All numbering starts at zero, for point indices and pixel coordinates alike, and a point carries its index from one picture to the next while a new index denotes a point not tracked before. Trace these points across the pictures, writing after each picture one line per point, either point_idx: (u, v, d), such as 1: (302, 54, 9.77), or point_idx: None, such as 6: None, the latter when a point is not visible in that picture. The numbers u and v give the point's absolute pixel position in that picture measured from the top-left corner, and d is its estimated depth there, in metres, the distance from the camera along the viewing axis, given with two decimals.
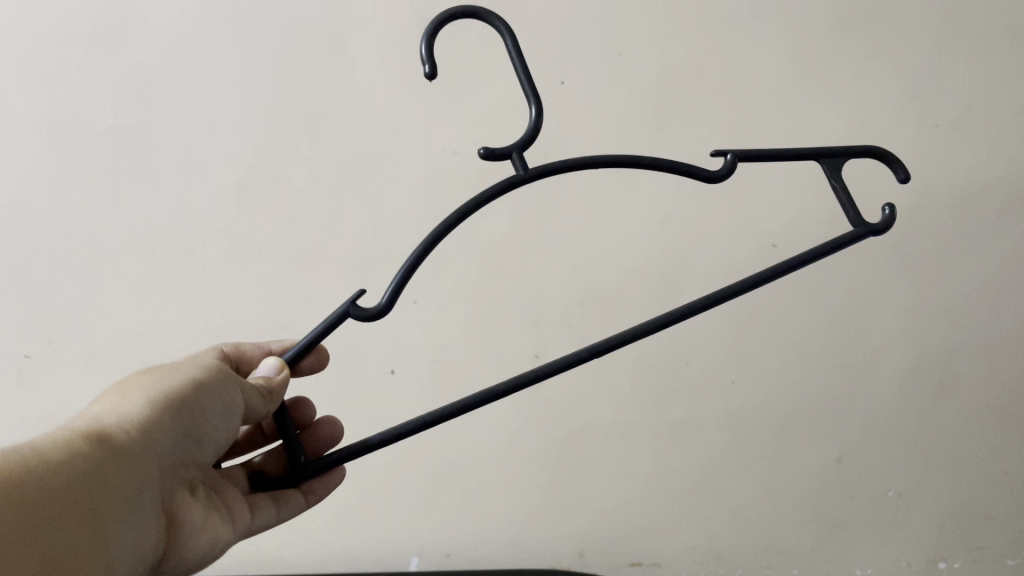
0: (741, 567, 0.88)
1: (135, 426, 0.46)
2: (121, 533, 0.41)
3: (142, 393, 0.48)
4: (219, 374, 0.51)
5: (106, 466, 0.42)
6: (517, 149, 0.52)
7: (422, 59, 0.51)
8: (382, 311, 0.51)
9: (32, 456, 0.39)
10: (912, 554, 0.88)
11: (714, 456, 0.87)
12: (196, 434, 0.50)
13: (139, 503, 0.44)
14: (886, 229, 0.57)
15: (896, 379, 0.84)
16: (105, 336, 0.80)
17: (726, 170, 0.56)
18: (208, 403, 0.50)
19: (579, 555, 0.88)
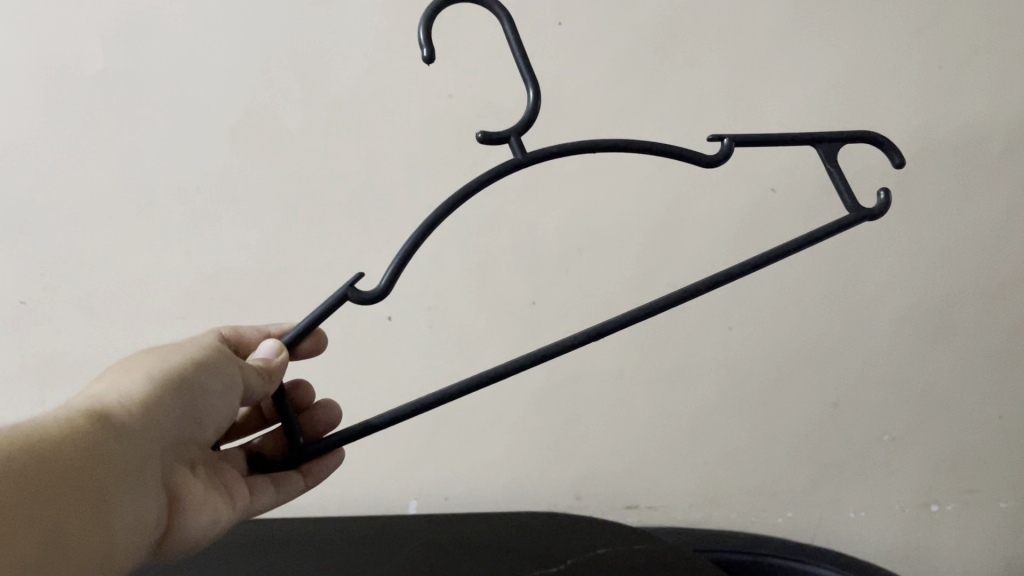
0: (737, 510, 0.92)
1: (135, 403, 0.45)
2: (125, 506, 0.41)
3: (141, 373, 0.48)
4: (218, 355, 0.52)
5: (105, 441, 0.41)
6: (516, 132, 0.51)
7: (420, 43, 0.49)
8: (381, 294, 0.50)
9: (32, 436, 0.38)
10: (906, 497, 0.91)
11: (710, 401, 0.87)
12: (195, 411, 0.50)
13: (142, 476, 0.43)
14: (882, 212, 0.55)
15: (894, 324, 0.83)
16: (108, 279, 0.82)
17: (722, 154, 0.54)
18: (207, 381, 0.51)
19: (576, 497, 0.92)
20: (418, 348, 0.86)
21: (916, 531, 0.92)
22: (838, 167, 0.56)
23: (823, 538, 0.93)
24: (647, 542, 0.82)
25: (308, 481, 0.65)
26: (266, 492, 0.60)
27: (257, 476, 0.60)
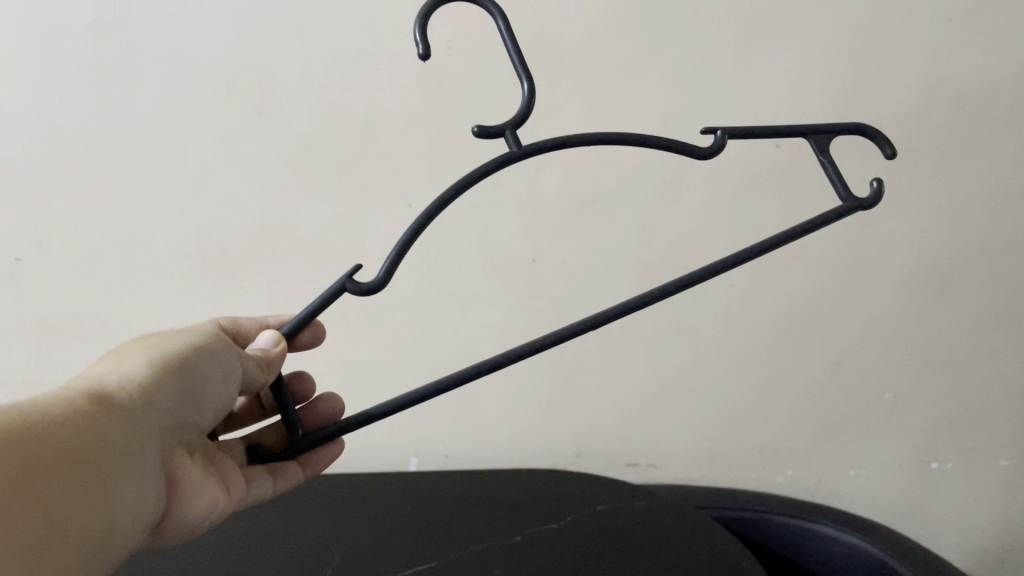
0: (737, 467, 0.94)
1: (137, 385, 0.45)
2: (125, 490, 0.40)
3: (143, 356, 0.47)
4: (219, 343, 0.52)
5: (108, 424, 0.40)
6: (511, 127, 0.50)
7: (415, 39, 0.48)
8: (377, 286, 0.50)
9: (35, 418, 0.38)
10: (905, 455, 0.91)
11: (710, 359, 0.87)
12: (197, 396, 0.50)
13: (143, 459, 0.43)
14: (874, 203, 0.55)
15: (897, 282, 0.82)
16: (105, 235, 0.81)
17: (716, 146, 0.54)
18: (209, 366, 0.50)
19: (577, 455, 0.93)
20: (417, 306, 0.85)
21: (915, 486, 0.93)
22: (830, 160, 0.56)
23: (822, 494, 0.94)
24: (646, 498, 0.82)
25: (305, 471, 0.64)
26: (263, 481, 0.59)
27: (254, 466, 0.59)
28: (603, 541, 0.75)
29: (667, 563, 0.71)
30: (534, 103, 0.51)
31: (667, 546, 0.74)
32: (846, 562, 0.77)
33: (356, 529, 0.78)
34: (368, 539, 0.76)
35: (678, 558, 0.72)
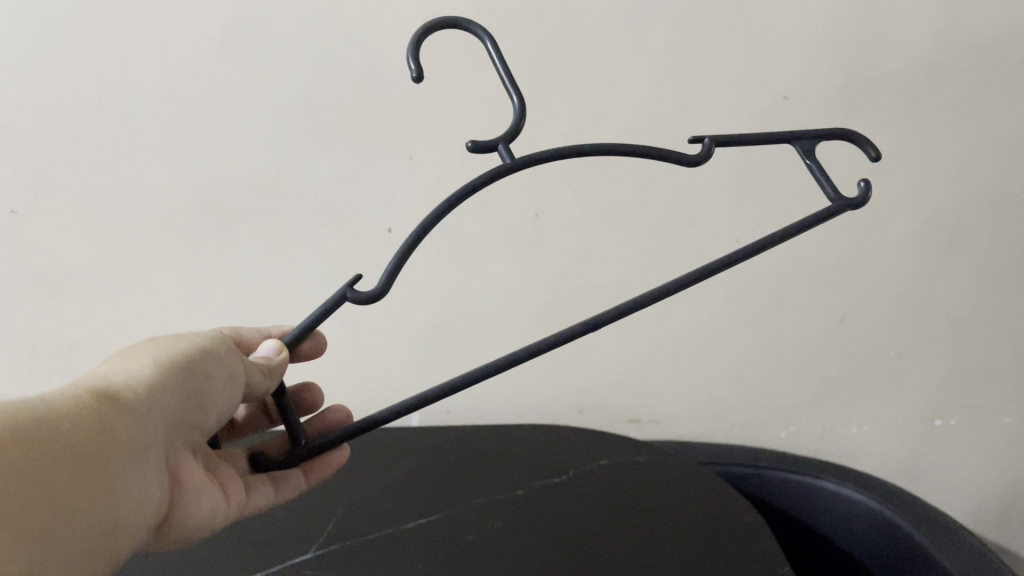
0: (739, 422, 0.94)
1: (143, 386, 0.45)
2: (128, 487, 0.41)
3: (149, 356, 0.48)
4: (223, 346, 0.52)
5: (111, 422, 0.41)
6: (504, 142, 0.48)
7: (409, 63, 0.47)
8: (377, 296, 0.47)
9: (40, 416, 0.38)
10: (908, 412, 0.91)
11: (714, 316, 0.86)
12: (200, 396, 0.49)
13: (146, 453, 0.43)
14: (863, 202, 0.51)
15: (904, 239, 0.81)
16: (94, 191, 0.78)
17: (705, 153, 0.50)
18: (214, 368, 0.50)
19: (580, 411, 0.93)
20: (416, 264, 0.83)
21: (919, 441, 0.93)
22: (817, 162, 0.53)
23: (826, 448, 0.95)
24: (649, 454, 0.82)
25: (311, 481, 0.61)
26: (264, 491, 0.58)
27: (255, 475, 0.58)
28: (605, 497, 0.75)
29: (669, 519, 0.71)
30: (528, 115, 0.49)
31: (669, 502, 0.74)
32: (846, 516, 0.78)
33: (358, 485, 0.78)
34: (371, 494, 0.77)
35: (680, 514, 0.72)
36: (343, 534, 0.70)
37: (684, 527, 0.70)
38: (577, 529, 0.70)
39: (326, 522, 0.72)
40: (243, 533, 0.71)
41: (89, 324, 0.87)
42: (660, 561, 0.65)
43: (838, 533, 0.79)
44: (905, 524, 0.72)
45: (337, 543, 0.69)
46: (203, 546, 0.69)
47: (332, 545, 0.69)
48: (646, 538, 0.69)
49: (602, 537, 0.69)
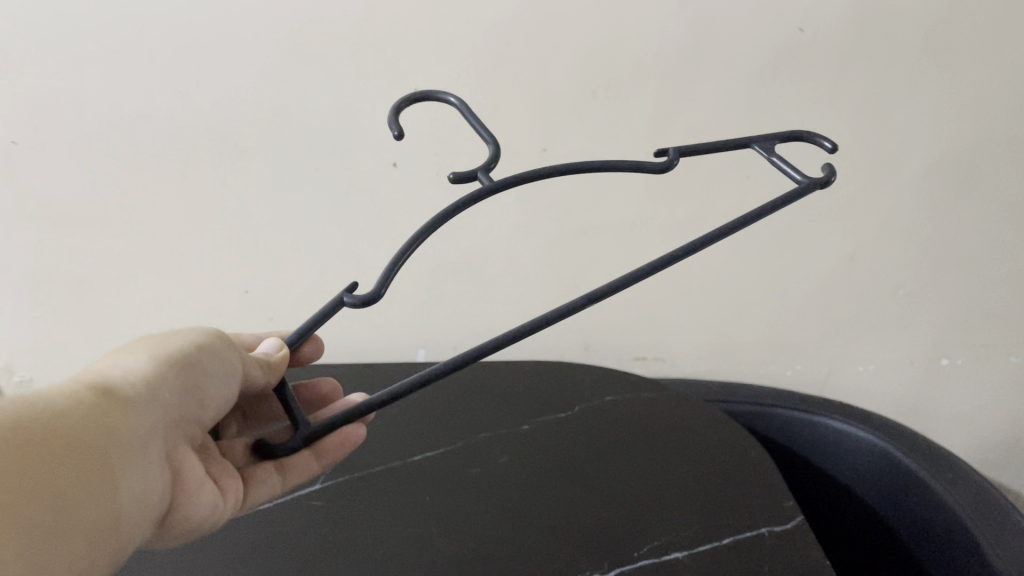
0: (745, 361, 0.94)
1: (141, 380, 0.44)
2: (130, 480, 0.40)
3: (145, 352, 0.47)
4: (220, 342, 0.51)
5: (110, 417, 0.40)
6: (485, 167, 0.50)
7: (390, 123, 0.51)
8: (374, 298, 0.46)
9: (38, 411, 0.37)
10: (914, 352, 0.91)
11: (723, 254, 0.85)
12: (198, 393, 0.49)
13: (148, 451, 0.42)
14: (829, 180, 0.50)
15: (917, 177, 0.80)
16: (94, 124, 0.76)
17: (669, 163, 0.51)
18: (211, 363, 0.50)
19: (585, 348, 0.93)
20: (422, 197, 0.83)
21: (925, 380, 0.93)
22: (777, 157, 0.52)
23: (831, 386, 0.95)
24: (654, 390, 0.82)
25: (322, 462, 0.60)
26: (262, 486, 0.57)
27: (257, 466, 0.58)
28: (609, 432, 0.75)
29: (673, 455, 0.72)
30: (501, 154, 0.51)
31: (673, 438, 0.74)
32: (851, 456, 0.78)
33: None
34: (376, 427, 0.77)
35: (683, 450, 0.72)
36: (349, 466, 0.71)
37: (687, 463, 0.70)
38: (581, 463, 0.71)
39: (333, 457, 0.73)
40: None
41: (93, 260, 0.86)
42: (665, 495, 0.66)
43: (841, 468, 0.79)
44: (908, 460, 0.73)
45: (344, 475, 0.70)
46: None
47: (339, 477, 0.70)
48: (650, 474, 0.69)
49: (606, 471, 0.70)
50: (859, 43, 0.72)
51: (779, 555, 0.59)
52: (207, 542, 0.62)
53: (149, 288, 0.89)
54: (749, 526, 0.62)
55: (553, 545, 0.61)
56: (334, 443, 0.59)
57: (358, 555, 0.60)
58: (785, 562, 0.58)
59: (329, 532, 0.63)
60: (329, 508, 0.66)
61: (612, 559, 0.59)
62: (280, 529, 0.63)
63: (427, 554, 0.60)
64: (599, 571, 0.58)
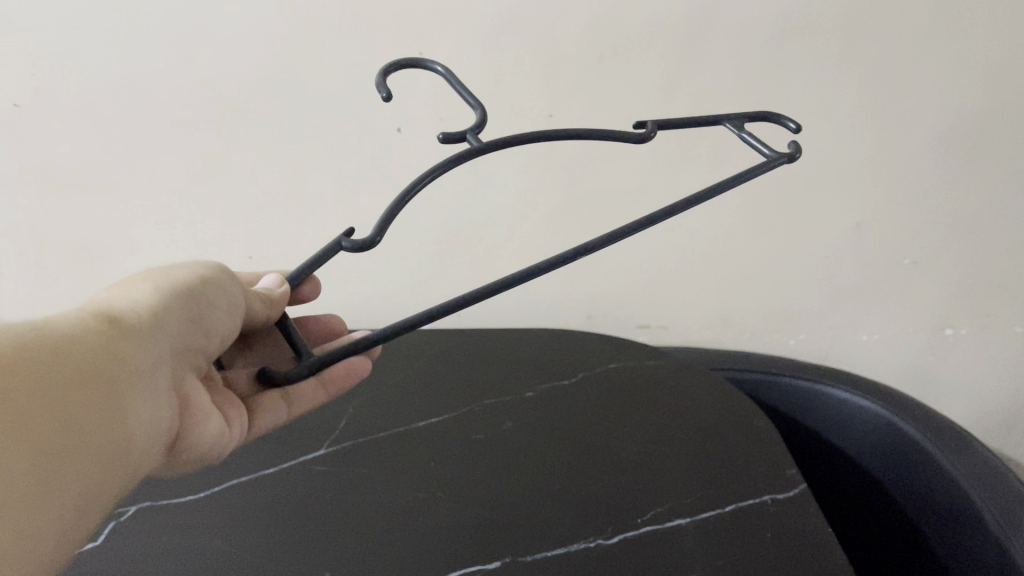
0: (748, 329, 0.94)
1: (146, 309, 0.44)
2: (138, 405, 0.40)
3: (149, 285, 0.47)
4: (222, 276, 0.51)
5: (118, 343, 0.40)
6: (472, 130, 0.51)
7: (379, 84, 0.49)
8: (369, 246, 0.47)
9: (48, 333, 0.38)
10: (919, 322, 0.91)
11: (728, 222, 0.85)
12: (203, 324, 0.49)
13: (154, 377, 0.43)
14: (795, 156, 0.52)
15: (927, 145, 0.79)
16: (95, 86, 0.76)
17: (649, 133, 0.53)
18: (215, 296, 0.50)
19: (589, 315, 0.93)
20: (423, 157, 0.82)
21: (930, 350, 0.93)
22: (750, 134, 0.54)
23: (836, 354, 0.95)
24: (658, 357, 0.82)
25: (329, 391, 0.60)
26: (267, 414, 0.57)
27: (261, 394, 0.58)
28: (613, 399, 0.76)
29: (677, 422, 0.72)
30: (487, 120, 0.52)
31: (676, 405, 0.74)
32: (855, 422, 0.78)
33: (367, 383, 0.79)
34: (381, 393, 0.77)
35: (687, 416, 0.73)
36: (355, 431, 0.71)
37: (691, 430, 0.71)
38: (586, 429, 0.71)
39: (337, 421, 0.73)
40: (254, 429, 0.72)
41: (96, 223, 0.86)
42: (668, 462, 0.66)
43: (842, 436, 0.80)
44: (910, 429, 0.73)
45: (349, 440, 0.70)
46: None
47: (344, 442, 0.70)
48: (655, 440, 0.69)
49: (610, 438, 0.70)
50: (871, 8, 0.71)
51: (783, 522, 0.59)
52: (213, 505, 0.62)
53: (153, 252, 0.89)
54: (753, 492, 0.62)
55: (556, 511, 0.61)
56: (341, 373, 0.59)
57: (364, 520, 0.61)
58: (788, 529, 0.58)
59: (334, 496, 0.63)
60: (334, 473, 0.66)
61: (615, 525, 0.60)
62: (285, 492, 0.64)
63: (432, 519, 0.61)
64: (602, 537, 0.58)
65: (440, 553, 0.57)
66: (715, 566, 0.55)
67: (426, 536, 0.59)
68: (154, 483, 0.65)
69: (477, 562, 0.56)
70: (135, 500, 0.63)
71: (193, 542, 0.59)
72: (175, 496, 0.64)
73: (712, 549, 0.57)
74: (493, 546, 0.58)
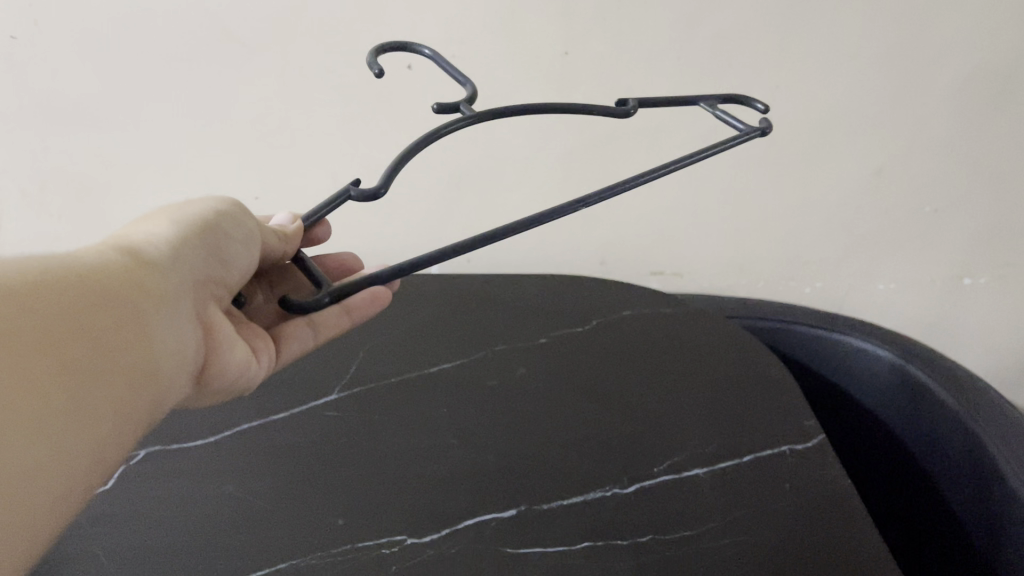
0: (763, 276, 0.93)
1: (164, 241, 0.44)
2: (165, 332, 0.39)
3: (165, 219, 0.46)
4: (235, 209, 0.51)
5: (139, 273, 0.39)
6: (466, 103, 0.51)
7: (370, 61, 0.50)
8: (377, 195, 0.46)
9: (67, 263, 0.37)
10: (938, 270, 0.90)
11: (746, 165, 0.83)
12: (221, 252, 0.48)
13: (179, 305, 0.42)
14: (765, 129, 0.52)
15: (953, 88, 0.76)
16: (95, 19, 0.73)
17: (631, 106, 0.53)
18: (231, 227, 0.49)
19: (602, 262, 0.92)
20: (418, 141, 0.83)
21: (947, 300, 0.92)
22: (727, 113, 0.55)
23: (852, 302, 0.94)
24: (673, 305, 0.81)
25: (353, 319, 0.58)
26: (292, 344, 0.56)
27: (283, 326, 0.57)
28: (628, 346, 0.75)
29: (692, 369, 0.71)
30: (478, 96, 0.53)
31: (692, 353, 0.74)
32: (870, 371, 0.77)
33: (379, 328, 0.78)
34: (393, 338, 0.76)
35: (703, 364, 0.72)
36: (367, 376, 0.71)
37: (707, 378, 0.70)
38: (602, 377, 0.70)
39: (350, 366, 0.72)
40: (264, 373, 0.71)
41: (98, 161, 0.84)
42: (685, 410, 0.66)
43: (858, 385, 0.79)
44: (928, 380, 0.72)
45: (361, 385, 0.70)
46: None
47: (356, 387, 0.69)
48: (670, 388, 0.69)
49: (625, 385, 0.69)
50: None
51: (803, 474, 0.59)
52: (226, 450, 0.62)
53: (158, 194, 0.87)
54: (771, 442, 0.62)
55: (572, 458, 0.61)
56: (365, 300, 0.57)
57: (380, 465, 0.60)
58: (806, 482, 0.58)
59: (347, 441, 0.63)
60: (347, 419, 0.65)
61: (631, 474, 0.59)
62: (300, 436, 0.63)
63: (447, 465, 0.60)
64: (619, 486, 0.58)
65: (456, 500, 0.57)
66: (733, 517, 0.55)
67: (442, 483, 0.58)
68: (164, 427, 0.64)
69: (493, 510, 0.56)
70: (148, 444, 0.63)
71: (206, 487, 0.58)
72: (187, 440, 0.63)
73: (729, 500, 0.57)
74: (510, 493, 0.57)
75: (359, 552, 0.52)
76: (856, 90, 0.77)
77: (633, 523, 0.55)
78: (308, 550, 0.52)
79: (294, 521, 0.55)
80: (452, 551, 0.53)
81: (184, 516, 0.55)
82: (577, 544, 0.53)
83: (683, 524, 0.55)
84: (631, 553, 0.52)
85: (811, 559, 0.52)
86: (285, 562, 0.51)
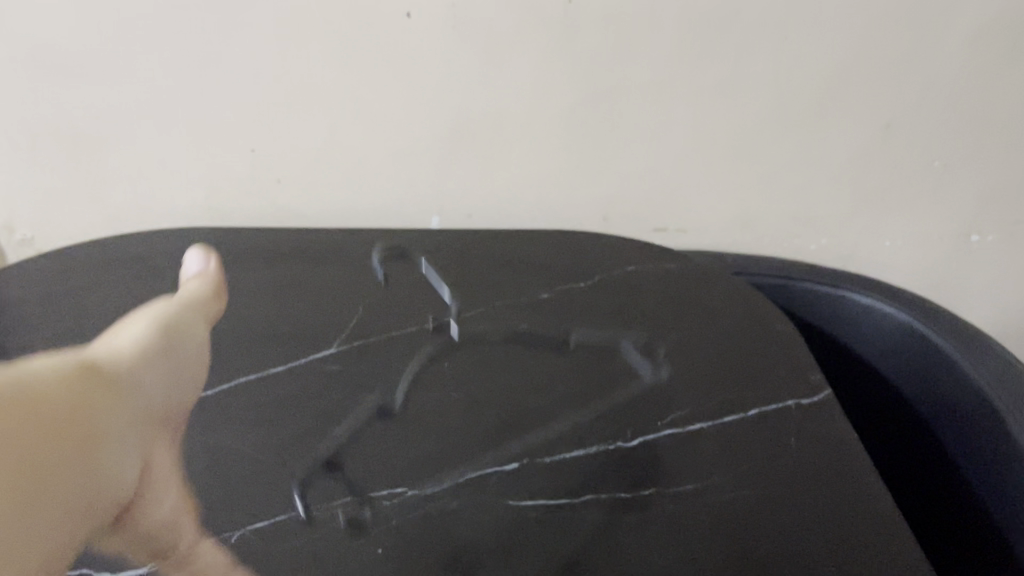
0: (767, 233, 0.91)
1: (124, 356, 0.51)
2: (114, 454, 0.44)
3: (130, 334, 0.54)
4: (185, 325, 0.58)
5: (94, 391, 0.45)
6: None
7: None
8: None
9: (34, 377, 0.43)
10: (946, 227, 0.89)
11: (753, 118, 0.81)
12: (173, 359, 0.55)
13: (127, 431, 0.46)
14: None
15: (967, 41, 0.75)
16: None
17: None
18: (180, 341, 0.57)
19: (605, 217, 0.90)
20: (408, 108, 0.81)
21: (952, 256, 0.92)
22: None
23: (857, 260, 0.93)
24: (676, 261, 0.80)
25: None
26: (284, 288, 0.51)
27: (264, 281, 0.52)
28: (630, 301, 0.74)
29: (696, 324, 0.70)
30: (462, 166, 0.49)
31: (696, 308, 0.73)
32: (875, 327, 0.77)
33: (377, 283, 0.76)
34: (393, 291, 0.75)
35: (706, 319, 0.71)
36: (366, 330, 0.70)
37: (711, 332, 0.69)
38: (604, 332, 0.70)
39: (349, 321, 0.71)
40: (261, 325, 0.69)
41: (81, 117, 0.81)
42: (688, 364, 0.65)
43: (862, 341, 0.79)
44: (935, 335, 0.72)
45: (360, 339, 0.69)
46: (223, 336, 0.68)
47: (355, 341, 0.68)
48: (673, 343, 0.68)
49: (627, 340, 0.68)
50: None
51: (808, 428, 0.58)
52: (222, 405, 0.61)
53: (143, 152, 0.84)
54: (776, 397, 0.61)
55: (575, 412, 0.60)
56: None
57: (380, 418, 0.60)
58: (811, 437, 0.58)
59: (347, 394, 0.62)
60: (346, 372, 0.64)
61: (635, 426, 0.59)
62: (298, 389, 0.62)
63: (448, 419, 0.60)
64: (621, 440, 0.57)
65: (458, 452, 0.56)
66: (737, 471, 0.55)
67: (444, 435, 0.58)
68: None
69: (495, 463, 0.55)
70: None
71: (204, 440, 0.57)
72: None
73: (732, 454, 0.56)
74: (512, 446, 0.57)
75: (360, 505, 0.52)
76: (868, 42, 0.75)
77: (636, 477, 0.54)
78: (311, 502, 0.52)
79: (295, 474, 0.54)
80: (455, 503, 0.52)
81: (183, 470, 0.55)
82: (580, 497, 0.53)
83: (688, 477, 0.54)
84: (635, 505, 0.52)
85: (816, 512, 0.52)
86: (287, 514, 0.51)
